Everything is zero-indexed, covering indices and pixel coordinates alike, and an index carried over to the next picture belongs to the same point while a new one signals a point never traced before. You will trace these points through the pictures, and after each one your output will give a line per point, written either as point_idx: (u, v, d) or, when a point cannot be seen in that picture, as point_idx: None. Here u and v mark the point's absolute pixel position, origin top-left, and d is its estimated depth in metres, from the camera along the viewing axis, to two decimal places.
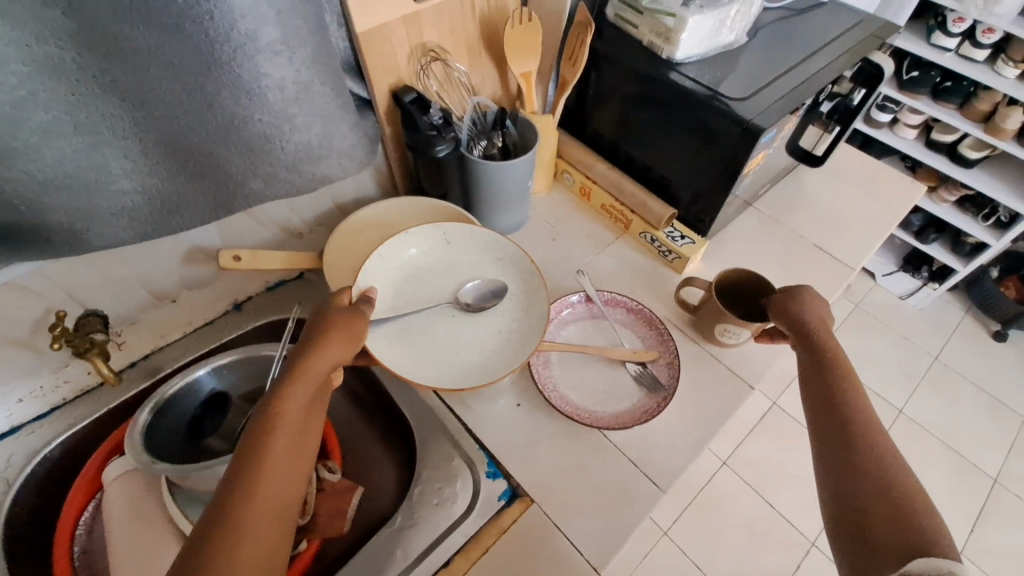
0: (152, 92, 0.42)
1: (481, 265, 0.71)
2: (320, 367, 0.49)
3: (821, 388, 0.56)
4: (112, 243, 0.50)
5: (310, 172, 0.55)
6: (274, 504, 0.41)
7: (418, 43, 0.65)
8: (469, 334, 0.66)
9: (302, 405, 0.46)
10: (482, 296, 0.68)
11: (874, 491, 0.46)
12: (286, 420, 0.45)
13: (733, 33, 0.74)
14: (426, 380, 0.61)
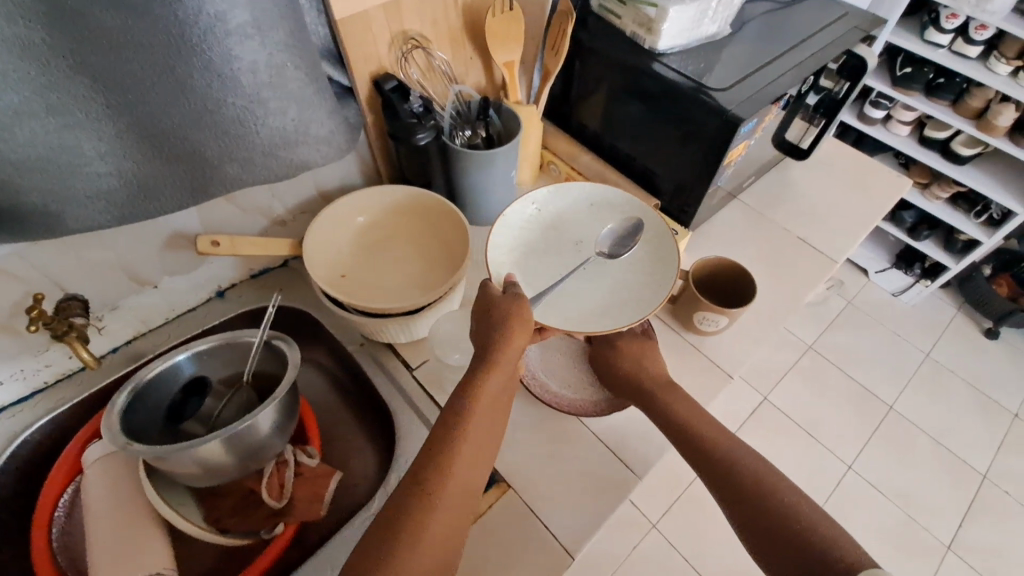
0: (123, 74, 0.43)
1: (606, 216, 0.75)
2: (511, 359, 0.55)
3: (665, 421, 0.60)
4: (89, 226, 0.51)
5: (287, 157, 0.55)
6: (460, 483, 0.48)
7: (399, 31, 0.65)
8: (609, 277, 0.71)
9: (494, 392, 0.53)
10: (609, 238, 0.74)
11: (760, 516, 0.49)
12: (477, 409, 0.51)
13: (716, 24, 0.74)
14: (609, 326, 0.65)
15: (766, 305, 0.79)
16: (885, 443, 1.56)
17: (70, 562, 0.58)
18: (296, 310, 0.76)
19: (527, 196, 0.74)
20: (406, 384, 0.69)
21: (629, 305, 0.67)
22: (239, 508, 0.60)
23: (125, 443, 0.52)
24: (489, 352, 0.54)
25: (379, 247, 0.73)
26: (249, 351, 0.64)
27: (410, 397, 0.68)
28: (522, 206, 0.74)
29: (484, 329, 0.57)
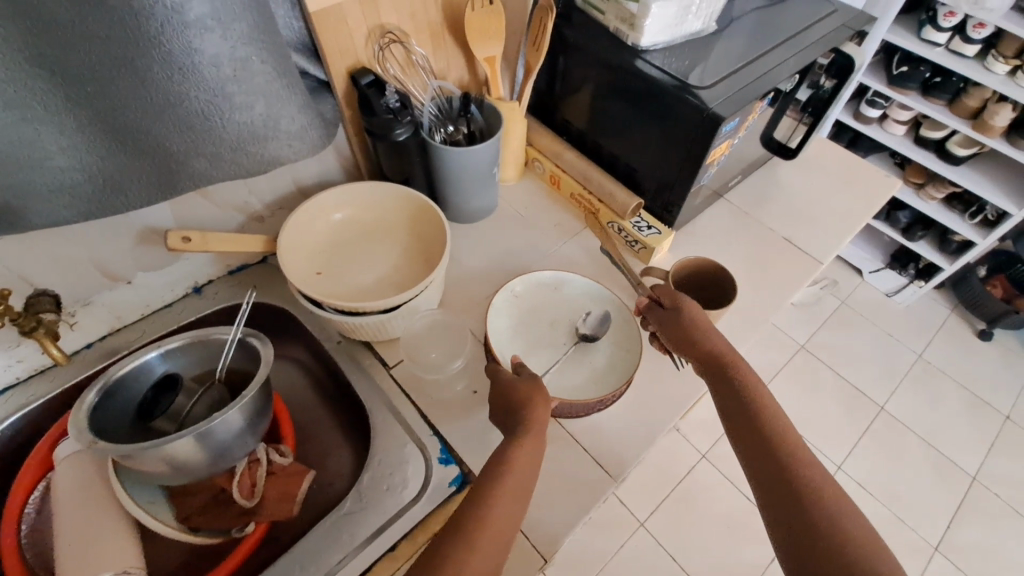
0: (81, 67, 0.42)
1: (581, 297, 0.74)
2: (538, 436, 0.52)
3: (736, 411, 0.57)
4: (53, 222, 0.50)
5: (257, 153, 0.55)
6: (491, 557, 0.44)
7: (375, 25, 0.64)
8: (594, 357, 0.70)
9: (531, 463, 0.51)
10: (585, 320, 0.72)
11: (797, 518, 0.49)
12: (512, 476, 0.49)
13: (702, 20, 0.73)
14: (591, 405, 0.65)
15: (749, 307, 0.78)
16: (876, 444, 1.55)
17: (38, 559, 0.57)
18: (273, 307, 0.75)
19: (507, 284, 0.73)
20: (382, 383, 0.68)
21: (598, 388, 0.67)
22: (210, 506, 0.59)
23: (90, 441, 0.51)
24: (520, 423, 0.53)
25: (352, 247, 0.72)
26: (222, 348, 0.63)
27: (385, 396, 0.67)
28: (506, 295, 0.73)
29: (507, 403, 0.56)
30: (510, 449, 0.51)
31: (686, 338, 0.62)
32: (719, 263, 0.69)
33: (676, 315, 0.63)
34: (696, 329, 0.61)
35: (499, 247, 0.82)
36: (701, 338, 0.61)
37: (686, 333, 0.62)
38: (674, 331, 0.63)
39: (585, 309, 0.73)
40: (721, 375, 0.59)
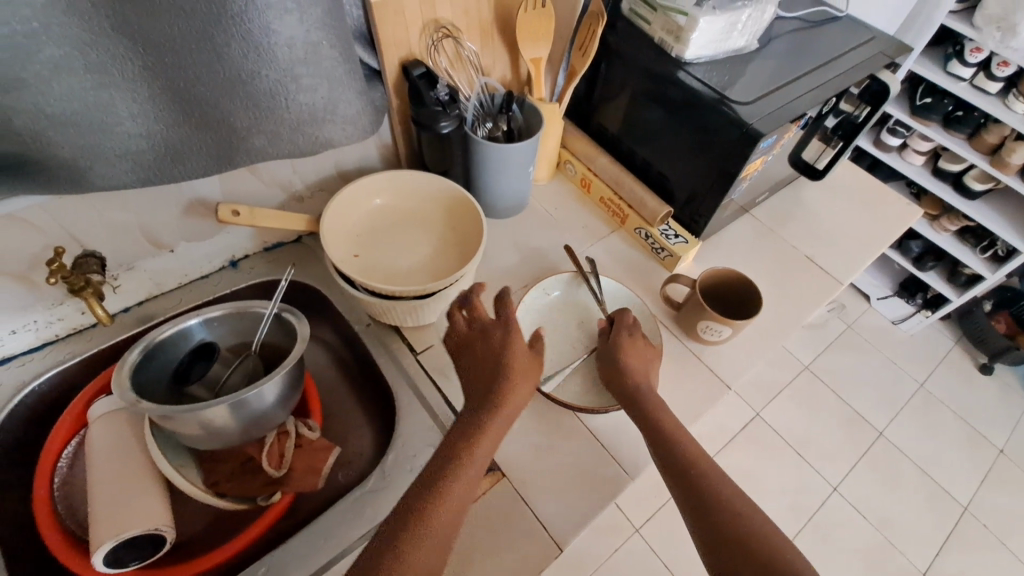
0: (163, 38, 0.44)
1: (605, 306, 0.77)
2: (512, 404, 0.56)
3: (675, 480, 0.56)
4: (113, 185, 0.52)
5: (312, 134, 0.56)
6: (451, 520, 0.49)
7: (431, 19, 0.66)
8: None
9: (495, 434, 0.55)
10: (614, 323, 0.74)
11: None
12: (477, 449, 0.53)
13: (745, 38, 0.75)
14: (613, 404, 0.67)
15: (767, 320, 0.80)
16: (872, 468, 1.57)
17: (69, 512, 0.59)
18: (306, 286, 0.77)
19: (539, 282, 0.76)
20: (410, 368, 0.70)
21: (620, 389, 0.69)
22: (237, 474, 0.60)
23: (134, 400, 0.53)
24: (495, 387, 0.56)
25: (388, 233, 0.74)
26: (259, 322, 0.65)
27: (412, 381, 0.69)
28: (538, 292, 0.76)
29: (484, 362, 0.59)
30: (479, 418, 0.55)
31: (617, 384, 0.63)
32: (745, 275, 0.70)
33: (614, 351, 0.65)
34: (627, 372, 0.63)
35: (528, 245, 0.83)
36: (636, 391, 0.61)
37: (626, 386, 0.62)
38: (609, 372, 0.64)
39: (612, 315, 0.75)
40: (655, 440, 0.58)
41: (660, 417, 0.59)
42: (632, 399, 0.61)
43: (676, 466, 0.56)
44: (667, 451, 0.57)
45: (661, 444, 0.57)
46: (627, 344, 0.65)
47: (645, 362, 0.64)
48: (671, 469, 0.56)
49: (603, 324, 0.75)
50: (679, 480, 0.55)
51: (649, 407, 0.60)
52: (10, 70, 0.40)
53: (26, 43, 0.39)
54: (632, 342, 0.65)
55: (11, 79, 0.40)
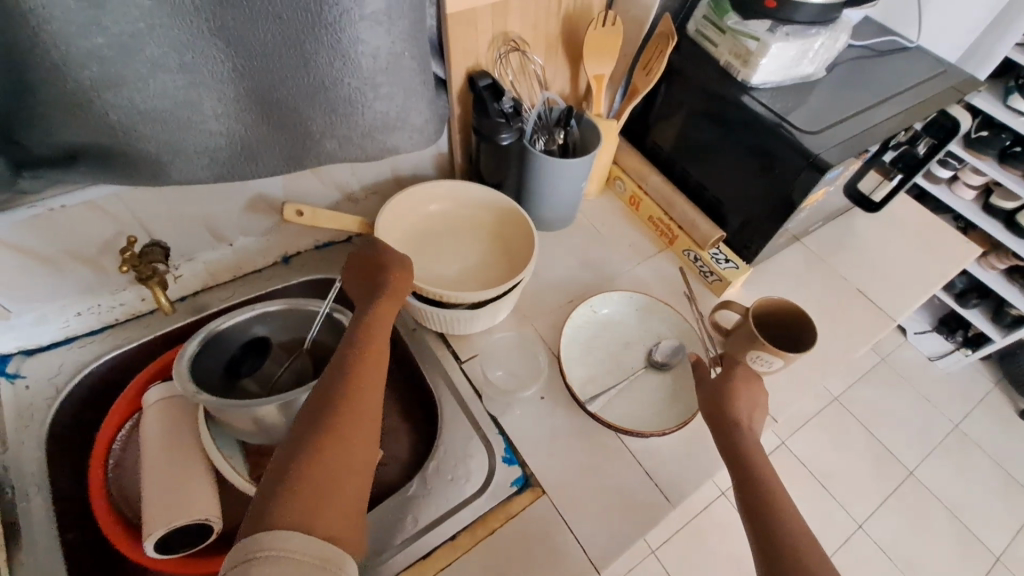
0: (257, 42, 0.45)
1: (650, 330, 0.76)
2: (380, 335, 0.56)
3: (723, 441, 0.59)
4: (189, 180, 0.53)
5: (381, 141, 0.57)
6: (355, 425, 0.48)
7: (501, 32, 0.67)
8: (660, 389, 0.71)
9: (384, 347, 0.56)
10: (661, 346, 0.74)
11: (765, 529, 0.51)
12: (372, 358, 0.54)
13: (814, 65, 0.73)
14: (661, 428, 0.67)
15: (814, 354, 0.78)
16: (900, 509, 1.52)
17: (121, 494, 0.61)
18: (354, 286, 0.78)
19: (587, 299, 0.76)
20: (453, 375, 0.70)
21: (667, 414, 0.69)
22: None
23: (194, 392, 0.54)
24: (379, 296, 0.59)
25: (439, 238, 0.75)
26: (311, 320, 0.65)
27: (456, 389, 0.69)
28: (586, 309, 0.75)
29: (367, 279, 0.62)
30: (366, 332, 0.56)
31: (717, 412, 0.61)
32: (803, 309, 0.68)
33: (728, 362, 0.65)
34: (725, 395, 0.61)
35: (574, 260, 0.83)
36: (739, 436, 0.58)
37: (736, 436, 0.58)
38: (708, 398, 0.62)
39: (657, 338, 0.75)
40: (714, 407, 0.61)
41: (771, 489, 0.53)
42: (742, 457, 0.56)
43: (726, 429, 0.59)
44: (760, 520, 0.51)
45: (756, 512, 0.52)
46: (730, 376, 0.63)
47: (752, 403, 0.61)
48: (762, 536, 0.51)
49: (647, 347, 0.75)
50: (768, 553, 0.49)
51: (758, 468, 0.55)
52: (112, 66, 0.42)
53: (130, 41, 0.41)
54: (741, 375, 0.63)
55: (112, 76, 0.42)
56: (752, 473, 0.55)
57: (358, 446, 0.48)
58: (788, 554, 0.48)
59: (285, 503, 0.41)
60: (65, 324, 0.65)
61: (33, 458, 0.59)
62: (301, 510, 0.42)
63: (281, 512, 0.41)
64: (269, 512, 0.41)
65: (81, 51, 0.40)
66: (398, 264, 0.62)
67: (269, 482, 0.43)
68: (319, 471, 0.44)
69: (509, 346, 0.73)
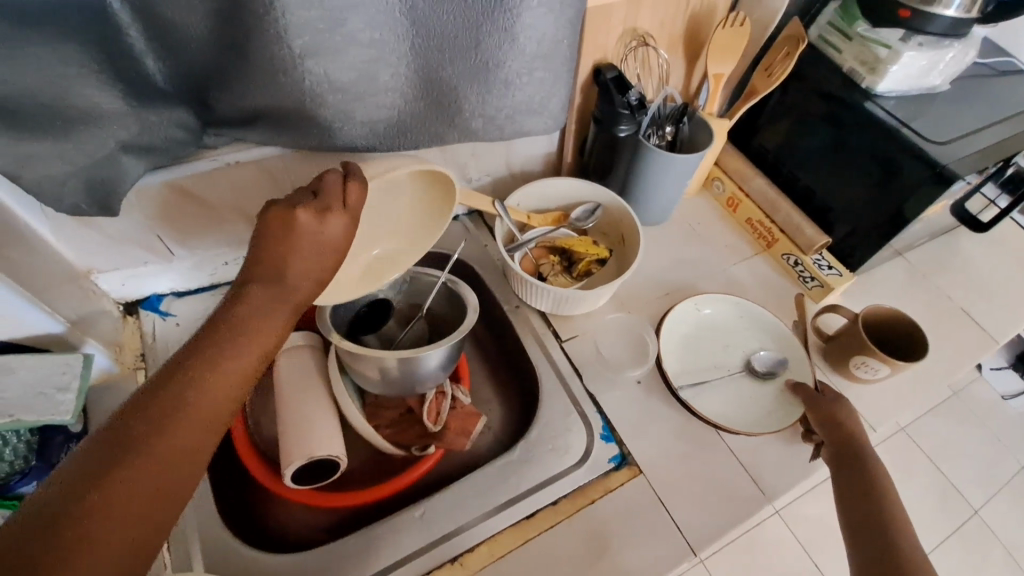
0: (438, 23, 0.50)
1: (749, 334, 0.77)
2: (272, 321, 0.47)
3: (842, 460, 0.60)
4: (350, 146, 0.58)
5: (521, 123, 0.61)
6: (181, 439, 0.40)
7: (631, 28, 0.69)
8: (756, 392, 0.72)
9: (261, 337, 0.47)
10: (762, 356, 0.74)
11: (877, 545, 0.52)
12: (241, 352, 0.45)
13: (942, 77, 0.73)
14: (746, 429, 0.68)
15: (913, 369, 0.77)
16: None
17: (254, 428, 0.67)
18: (461, 263, 0.82)
19: (695, 297, 0.77)
20: (554, 353, 0.73)
21: (759, 421, 0.69)
22: (397, 422, 0.66)
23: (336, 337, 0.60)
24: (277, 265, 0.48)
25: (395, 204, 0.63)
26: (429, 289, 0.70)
27: (557, 367, 0.72)
28: (691, 305, 0.77)
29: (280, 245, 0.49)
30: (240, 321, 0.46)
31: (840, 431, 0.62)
32: (913, 320, 0.68)
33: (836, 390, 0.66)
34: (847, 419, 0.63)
35: (670, 255, 0.85)
36: (862, 460, 0.59)
37: (860, 459, 0.59)
38: (823, 416, 0.64)
39: (759, 346, 0.76)
40: (835, 426, 0.63)
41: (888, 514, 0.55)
42: (866, 482, 0.57)
43: (845, 447, 0.61)
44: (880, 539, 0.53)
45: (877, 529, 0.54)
46: (846, 405, 0.64)
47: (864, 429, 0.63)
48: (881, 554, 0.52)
49: (748, 352, 0.76)
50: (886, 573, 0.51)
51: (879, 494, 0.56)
52: (319, 37, 0.47)
53: (339, 15, 0.46)
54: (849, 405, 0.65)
55: (316, 45, 0.47)
56: (872, 495, 0.56)
57: (188, 460, 0.40)
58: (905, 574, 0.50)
59: (96, 527, 0.35)
60: (213, 272, 0.73)
61: None
62: (121, 536, 0.36)
63: (99, 545, 0.35)
64: (68, 520, 0.35)
65: (300, 21, 0.45)
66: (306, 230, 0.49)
67: (58, 498, 0.35)
68: (127, 489, 0.37)
69: (607, 333, 0.75)
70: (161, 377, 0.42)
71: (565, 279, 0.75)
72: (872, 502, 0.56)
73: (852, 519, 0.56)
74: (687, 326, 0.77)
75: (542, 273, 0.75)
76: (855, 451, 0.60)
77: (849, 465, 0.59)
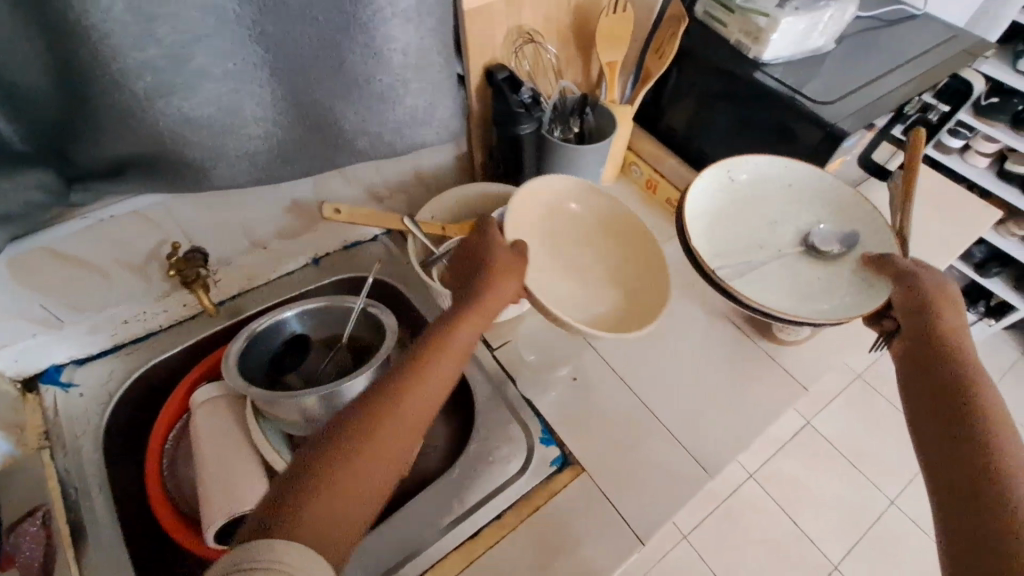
0: (294, 45, 0.47)
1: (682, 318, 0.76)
2: (432, 383, 0.50)
3: (917, 365, 0.54)
4: (231, 184, 0.55)
5: (411, 137, 0.59)
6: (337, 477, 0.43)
7: (515, 26, 0.68)
8: (810, 271, 0.70)
9: (432, 383, 0.50)
10: (817, 231, 0.72)
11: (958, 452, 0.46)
12: (387, 420, 0.47)
13: (824, 38, 0.74)
14: (812, 313, 0.65)
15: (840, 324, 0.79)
16: None
17: (176, 490, 0.63)
18: (386, 284, 0.80)
19: (728, 162, 0.74)
20: (487, 362, 0.71)
21: (822, 304, 0.66)
22: None
23: (245, 386, 0.57)
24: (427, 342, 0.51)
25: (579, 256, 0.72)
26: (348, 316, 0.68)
27: (491, 376, 0.70)
28: (721, 172, 0.74)
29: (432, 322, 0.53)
30: (383, 397, 0.48)
31: (924, 317, 0.56)
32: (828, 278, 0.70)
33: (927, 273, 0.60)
34: (939, 309, 0.56)
35: None
36: (944, 361, 0.52)
37: (938, 372, 0.52)
38: (914, 305, 0.58)
39: (814, 222, 0.73)
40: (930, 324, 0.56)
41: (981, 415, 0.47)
42: (950, 376, 0.51)
43: (931, 345, 0.54)
44: (966, 441, 0.46)
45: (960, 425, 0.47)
46: (937, 294, 0.57)
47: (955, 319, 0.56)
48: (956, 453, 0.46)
49: (800, 230, 0.73)
50: (957, 472, 0.45)
51: (971, 400, 0.49)
52: (164, 77, 0.44)
53: (181, 52, 0.43)
54: (949, 293, 0.57)
55: (163, 85, 0.44)
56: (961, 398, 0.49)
57: (344, 533, 0.42)
58: (983, 494, 0.43)
59: (303, 521, 0.41)
60: (115, 333, 0.69)
61: (94, 461, 0.62)
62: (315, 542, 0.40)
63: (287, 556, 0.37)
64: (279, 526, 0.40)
65: (137, 63, 0.42)
66: (471, 311, 0.53)
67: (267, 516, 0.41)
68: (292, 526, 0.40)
69: (538, 334, 0.75)
70: (300, 467, 0.44)
71: None
72: (964, 403, 0.49)
73: (931, 428, 0.49)
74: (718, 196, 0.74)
75: None
76: (948, 349, 0.53)
77: (934, 365, 0.53)
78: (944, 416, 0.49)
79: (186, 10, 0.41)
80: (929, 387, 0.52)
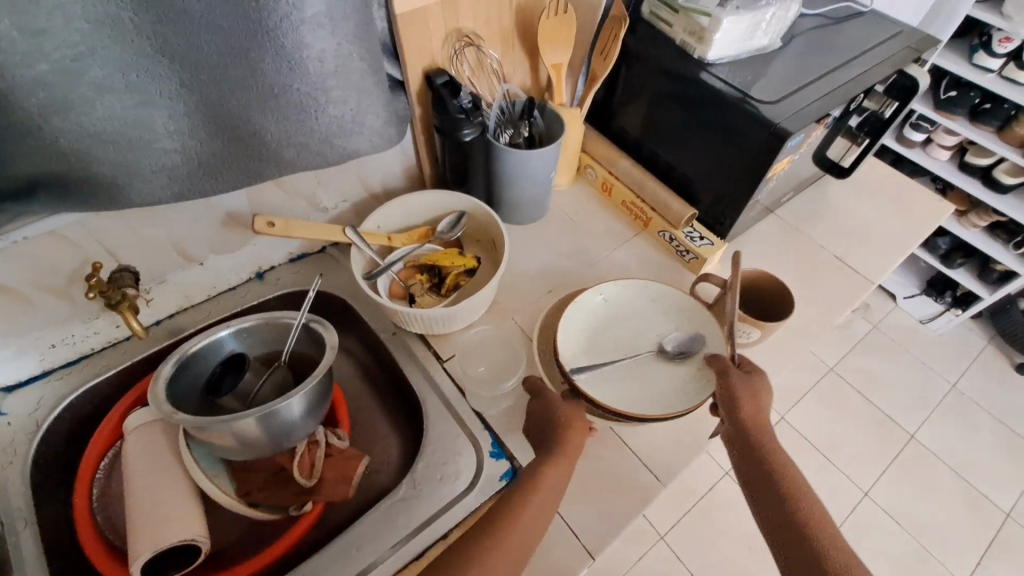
0: (201, 55, 0.45)
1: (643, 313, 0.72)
2: (545, 495, 0.52)
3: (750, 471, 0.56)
4: (150, 201, 0.52)
5: (341, 147, 0.57)
6: None
7: (454, 28, 0.67)
8: (664, 374, 0.67)
9: (549, 505, 0.53)
10: (672, 337, 0.69)
11: (805, 553, 0.49)
12: (519, 522, 0.50)
13: (769, 37, 0.74)
14: (642, 411, 0.63)
15: (794, 324, 0.78)
16: (905, 472, 1.51)
17: (107, 521, 0.61)
18: (334, 296, 0.78)
19: (598, 286, 0.72)
20: (436, 375, 0.70)
21: (666, 402, 0.64)
22: (270, 484, 0.61)
23: (169, 413, 0.54)
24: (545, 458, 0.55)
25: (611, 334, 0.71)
26: (288, 332, 0.65)
27: (440, 389, 0.69)
28: (592, 294, 0.71)
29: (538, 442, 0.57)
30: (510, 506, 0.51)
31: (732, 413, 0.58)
32: (778, 277, 0.69)
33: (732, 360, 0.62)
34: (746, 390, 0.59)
35: (550, 251, 0.83)
36: (765, 461, 0.56)
37: (767, 477, 0.55)
38: (727, 394, 0.59)
39: (669, 329, 0.71)
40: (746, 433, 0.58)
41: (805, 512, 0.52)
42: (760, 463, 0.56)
43: (752, 449, 0.57)
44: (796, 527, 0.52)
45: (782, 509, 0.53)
46: (748, 375, 0.60)
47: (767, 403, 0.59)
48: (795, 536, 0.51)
49: (658, 336, 0.71)
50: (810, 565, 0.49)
51: (783, 482, 0.54)
52: (58, 93, 0.41)
53: (73, 65, 0.40)
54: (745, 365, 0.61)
55: (57, 102, 0.41)
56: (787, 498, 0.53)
57: None
58: None
59: None
60: (41, 358, 0.65)
61: (19, 494, 0.58)
62: None
63: None
64: None
65: (25, 80, 0.39)
66: (564, 454, 0.55)
67: None
68: None
69: (490, 344, 0.73)
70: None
71: (433, 298, 0.72)
72: (792, 507, 0.52)
73: (775, 537, 0.52)
74: (588, 321, 0.71)
75: (411, 295, 0.72)
76: (762, 451, 0.56)
77: (760, 466, 0.56)
78: (785, 522, 0.52)
79: (75, 22, 0.39)
80: (749, 475, 0.56)
